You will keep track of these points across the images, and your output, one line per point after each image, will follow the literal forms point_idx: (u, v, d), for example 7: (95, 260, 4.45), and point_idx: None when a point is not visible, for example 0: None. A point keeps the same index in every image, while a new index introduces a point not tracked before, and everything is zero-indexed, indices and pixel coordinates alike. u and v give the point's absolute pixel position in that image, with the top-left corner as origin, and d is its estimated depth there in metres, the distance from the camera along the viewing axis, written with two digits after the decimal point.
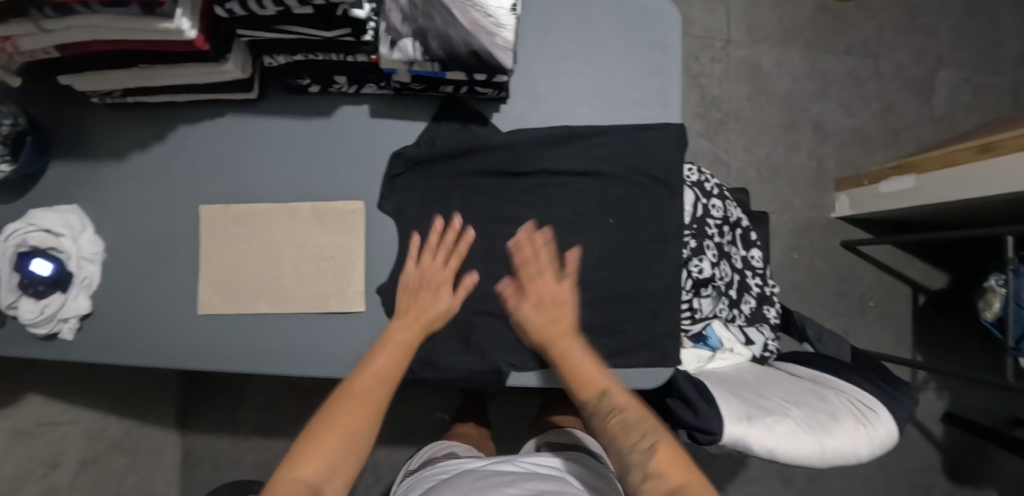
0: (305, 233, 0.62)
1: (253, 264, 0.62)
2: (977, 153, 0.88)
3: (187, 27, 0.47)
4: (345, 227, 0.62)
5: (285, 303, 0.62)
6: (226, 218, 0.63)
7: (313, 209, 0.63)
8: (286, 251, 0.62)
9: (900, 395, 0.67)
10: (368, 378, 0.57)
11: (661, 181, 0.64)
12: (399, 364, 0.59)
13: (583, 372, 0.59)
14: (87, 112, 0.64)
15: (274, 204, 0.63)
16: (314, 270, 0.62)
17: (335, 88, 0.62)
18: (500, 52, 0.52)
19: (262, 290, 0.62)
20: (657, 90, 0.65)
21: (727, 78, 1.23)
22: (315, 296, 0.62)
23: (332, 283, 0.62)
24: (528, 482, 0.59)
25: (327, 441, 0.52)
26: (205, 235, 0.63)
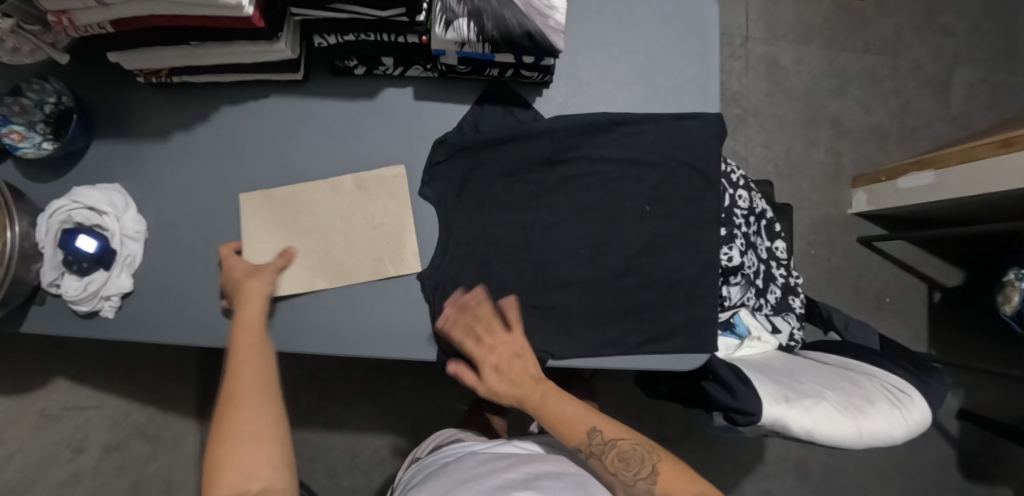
0: (352, 205, 0.62)
1: (302, 238, 0.62)
2: (997, 148, 0.89)
3: (246, 4, 0.48)
4: (390, 195, 0.63)
5: (340, 276, 0.62)
6: (269, 201, 0.62)
7: (354, 179, 0.63)
8: (335, 223, 0.62)
9: (933, 380, 0.68)
10: (244, 365, 0.55)
11: (698, 171, 0.64)
12: (260, 337, 0.57)
13: (561, 416, 0.61)
14: (131, 91, 0.65)
15: (316, 181, 0.63)
16: (366, 239, 0.62)
17: (381, 70, 0.63)
18: (552, 35, 0.53)
19: (314, 264, 0.62)
20: (696, 78, 0.65)
21: (747, 74, 1.25)
22: (372, 265, 0.62)
23: (385, 252, 0.62)
24: (528, 465, 0.60)
25: (241, 447, 0.49)
26: (246, 217, 0.62)
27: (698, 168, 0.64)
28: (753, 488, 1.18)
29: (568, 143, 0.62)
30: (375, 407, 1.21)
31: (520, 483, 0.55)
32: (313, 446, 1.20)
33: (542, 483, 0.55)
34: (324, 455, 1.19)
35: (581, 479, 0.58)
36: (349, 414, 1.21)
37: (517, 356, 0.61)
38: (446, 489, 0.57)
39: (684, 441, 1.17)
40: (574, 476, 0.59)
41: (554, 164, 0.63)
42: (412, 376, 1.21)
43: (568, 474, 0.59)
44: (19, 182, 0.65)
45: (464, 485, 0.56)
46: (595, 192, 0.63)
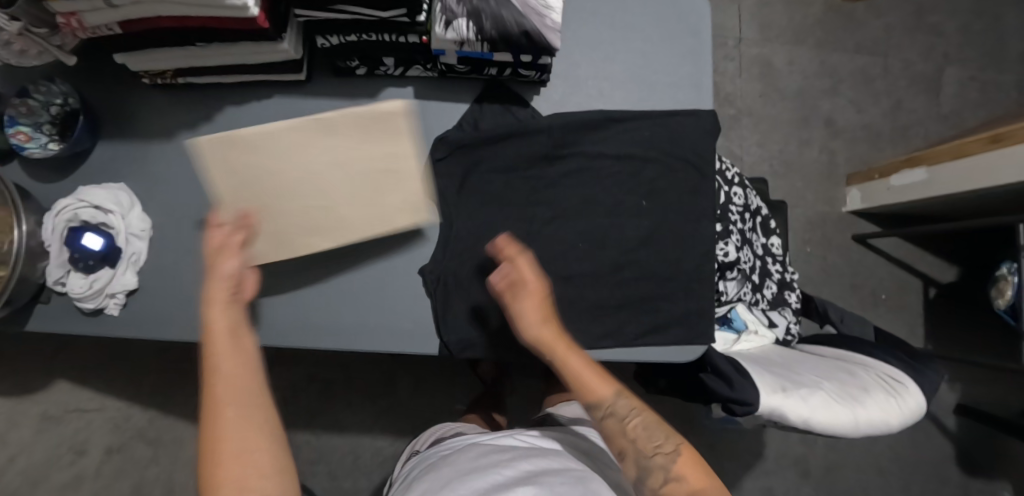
0: (347, 149, 0.57)
1: (295, 192, 0.57)
2: (987, 143, 0.91)
3: (251, 4, 0.49)
4: (388, 135, 0.56)
5: (346, 230, 0.59)
6: (232, 146, 0.55)
7: (344, 118, 0.55)
8: (328, 170, 0.57)
9: (927, 369, 0.69)
10: (221, 368, 0.46)
11: (693, 166, 0.65)
12: (239, 334, 0.49)
13: (586, 376, 0.56)
14: (136, 91, 0.66)
15: (290, 121, 0.55)
16: (369, 189, 0.58)
17: (382, 70, 0.64)
18: (550, 33, 0.54)
19: (310, 223, 0.59)
20: (690, 75, 0.67)
21: (740, 75, 1.27)
22: (378, 215, 0.59)
23: (389, 202, 0.59)
24: (528, 458, 0.60)
25: (230, 463, 0.42)
26: (209, 173, 0.55)
27: (694, 164, 0.65)
28: (753, 485, 1.19)
29: (565, 139, 0.64)
30: (376, 407, 1.21)
31: (520, 479, 0.55)
32: (314, 447, 1.20)
33: (542, 480, 0.55)
34: (326, 456, 1.20)
35: (582, 475, 0.58)
36: (350, 415, 1.21)
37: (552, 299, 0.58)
38: (448, 482, 0.57)
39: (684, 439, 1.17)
40: (574, 473, 0.59)
41: (552, 160, 0.64)
42: (413, 376, 1.22)
43: (568, 470, 0.59)
44: (26, 182, 0.66)
45: (466, 479, 0.56)
46: (593, 187, 0.64)
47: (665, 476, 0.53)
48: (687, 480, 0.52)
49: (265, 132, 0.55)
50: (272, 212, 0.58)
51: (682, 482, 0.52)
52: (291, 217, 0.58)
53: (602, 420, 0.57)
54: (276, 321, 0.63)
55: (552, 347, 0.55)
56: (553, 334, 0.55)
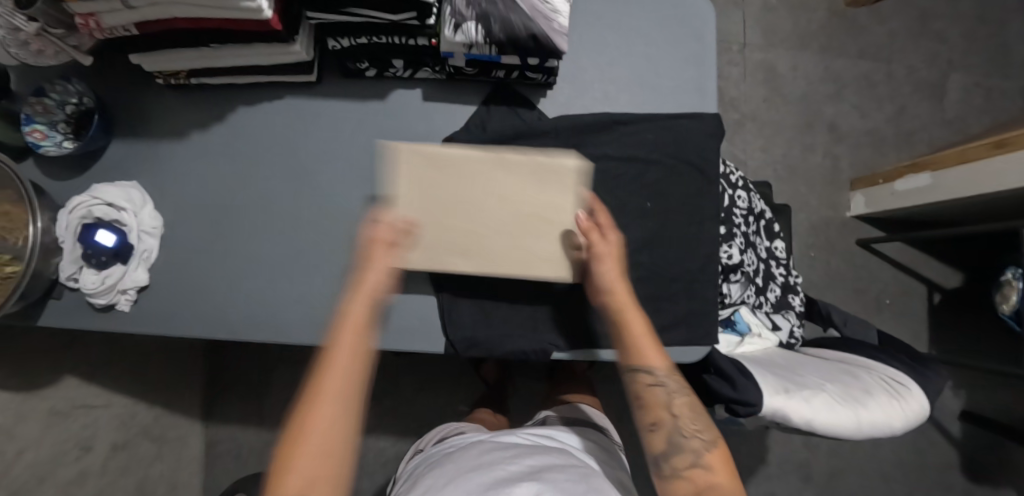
0: (513, 189, 0.57)
1: (456, 220, 0.57)
2: (991, 149, 0.91)
3: (265, 7, 0.51)
4: (558, 185, 0.56)
5: (482, 262, 0.58)
6: (427, 163, 0.55)
7: (525, 161, 0.56)
8: (489, 205, 0.57)
9: (930, 372, 0.70)
10: (342, 364, 0.51)
11: (698, 169, 0.66)
12: (362, 337, 0.53)
13: (646, 342, 0.57)
14: (150, 91, 0.68)
15: (482, 152, 0.56)
16: (519, 231, 0.58)
17: (391, 72, 0.65)
18: (557, 37, 0.55)
19: (460, 247, 0.58)
20: (695, 79, 0.68)
21: (744, 80, 1.27)
22: (519, 259, 0.58)
23: (535, 252, 0.58)
24: (532, 455, 0.61)
25: (310, 452, 0.47)
26: (399, 180, 0.56)
27: (698, 166, 0.66)
28: (756, 489, 1.19)
29: (571, 141, 0.65)
30: (380, 407, 1.22)
31: (523, 475, 0.55)
32: None
33: (545, 476, 0.55)
34: None
35: (587, 472, 0.59)
36: None
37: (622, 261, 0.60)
38: (452, 478, 0.58)
39: None
40: (577, 470, 0.59)
41: None
42: (416, 376, 1.22)
43: (572, 467, 0.59)
44: (41, 180, 0.67)
45: (470, 475, 0.57)
46: (598, 188, 0.65)
47: (693, 459, 0.55)
48: (715, 471, 0.54)
49: (449, 160, 0.55)
50: (433, 230, 0.58)
51: (709, 471, 0.54)
52: (444, 237, 0.58)
53: (647, 386, 0.57)
54: (288, 317, 0.66)
55: (621, 300, 0.57)
56: (626, 292, 0.58)
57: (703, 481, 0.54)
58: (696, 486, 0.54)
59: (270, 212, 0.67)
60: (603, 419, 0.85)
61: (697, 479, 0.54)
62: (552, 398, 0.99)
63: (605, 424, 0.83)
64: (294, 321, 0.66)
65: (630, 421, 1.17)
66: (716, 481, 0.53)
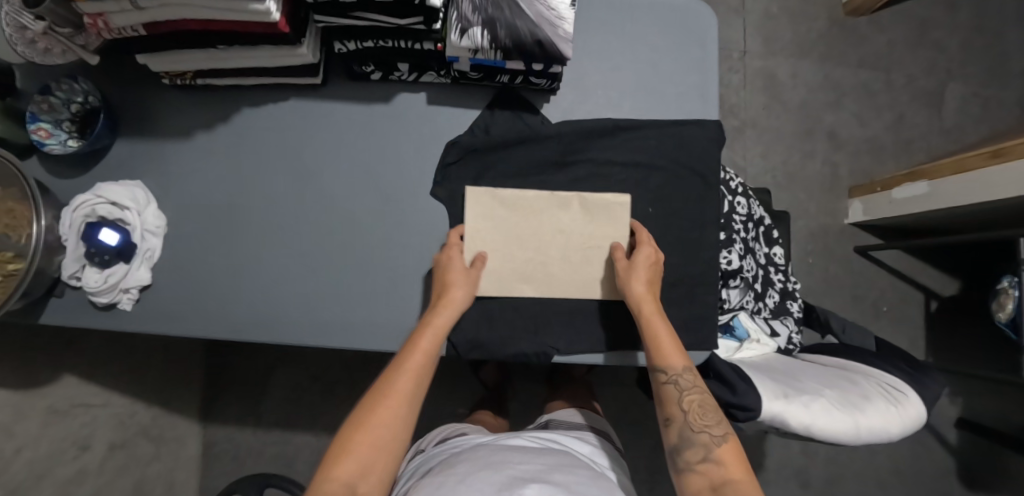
0: (574, 223, 0.64)
1: (521, 249, 0.63)
2: (988, 158, 0.92)
3: (273, 9, 0.51)
4: (612, 220, 0.64)
5: (547, 287, 0.64)
6: (495, 201, 0.63)
7: (581, 199, 0.63)
8: (552, 238, 0.63)
9: (927, 379, 0.70)
10: (412, 369, 0.55)
11: (699, 175, 0.67)
12: (437, 350, 0.57)
13: (662, 340, 0.57)
14: (156, 92, 0.68)
15: (543, 192, 0.63)
16: (581, 259, 0.64)
17: (396, 75, 0.65)
18: (562, 43, 0.56)
19: (528, 274, 0.63)
20: (697, 86, 0.68)
21: (744, 87, 1.29)
22: (581, 283, 0.64)
23: (594, 276, 0.64)
24: (539, 458, 0.61)
25: (368, 444, 0.51)
26: (471, 214, 0.63)
27: (699, 172, 0.67)
28: None
29: (574, 146, 0.65)
30: None
31: (533, 476, 0.55)
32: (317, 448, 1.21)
33: (553, 478, 0.55)
34: None
35: (593, 475, 0.59)
36: None
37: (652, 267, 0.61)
38: (464, 476, 0.57)
39: None
40: (581, 473, 0.59)
41: (561, 167, 0.65)
42: None
43: (578, 469, 0.60)
44: (45, 178, 0.67)
45: (482, 474, 0.56)
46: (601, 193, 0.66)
47: (705, 454, 0.55)
48: (726, 465, 0.53)
49: (512, 200, 0.63)
50: (500, 259, 0.63)
51: (720, 466, 0.54)
52: (508, 265, 0.63)
53: (661, 384, 0.58)
54: (291, 318, 0.66)
55: (642, 306, 0.58)
56: (646, 295, 0.58)
57: (716, 477, 0.53)
58: (708, 481, 0.54)
59: (273, 211, 0.67)
60: (603, 423, 0.85)
61: (710, 474, 0.54)
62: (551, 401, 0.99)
63: (605, 428, 0.83)
64: (293, 320, 0.66)
65: (629, 425, 1.17)
66: (729, 476, 0.53)
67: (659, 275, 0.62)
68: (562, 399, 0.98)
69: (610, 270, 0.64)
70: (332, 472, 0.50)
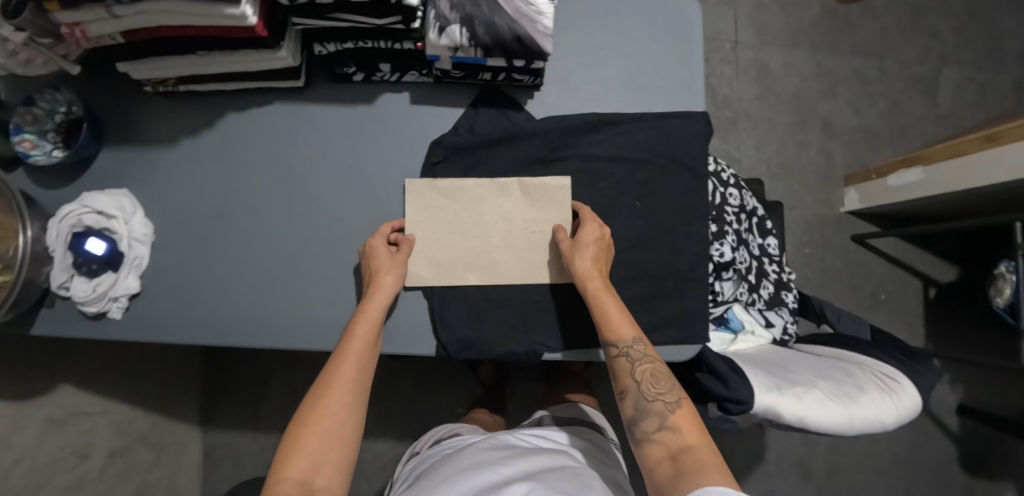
0: (515, 209, 0.64)
1: (463, 239, 0.63)
2: (983, 143, 0.91)
3: (250, 13, 0.51)
4: (552, 203, 0.64)
5: (492, 275, 0.63)
6: (434, 192, 0.64)
7: (519, 184, 0.63)
8: (493, 226, 0.63)
9: (923, 368, 0.69)
10: (348, 360, 0.56)
11: (686, 167, 0.66)
12: (373, 338, 0.58)
13: (614, 315, 0.57)
14: (139, 99, 0.68)
15: (482, 180, 0.64)
16: (525, 244, 0.63)
17: (379, 76, 0.65)
18: (542, 38, 0.55)
19: (472, 263, 0.63)
20: (683, 79, 0.68)
21: (737, 78, 1.28)
22: (526, 268, 0.63)
23: (538, 260, 0.63)
24: (526, 457, 0.61)
25: (319, 439, 0.51)
26: (410, 206, 0.64)
27: (686, 165, 0.66)
28: (754, 488, 1.18)
29: (559, 142, 0.65)
30: (377, 411, 1.21)
31: (519, 477, 0.55)
32: None
33: (540, 476, 0.55)
34: None
35: (581, 472, 0.59)
36: None
37: (599, 244, 0.60)
38: (447, 478, 0.58)
39: None
40: (572, 470, 0.59)
41: (547, 163, 0.65)
42: (413, 379, 1.22)
43: (564, 467, 0.59)
44: (31, 189, 0.67)
45: (465, 474, 0.58)
46: (588, 189, 0.65)
47: (660, 422, 0.54)
48: (681, 432, 0.53)
49: (451, 187, 0.63)
50: (443, 248, 0.63)
51: (676, 433, 0.53)
52: (450, 255, 0.63)
53: (615, 357, 0.58)
54: (285, 321, 0.66)
55: (587, 282, 0.58)
56: (589, 273, 0.58)
57: (673, 444, 0.53)
58: (665, 449, 0.53)
59: (261, 215, 0.67)
60: (598, 419, 0.85)
61: (666, 442, 0.53)
62: (548, 399, 0.99)
63: (601, 424, 0.83)
64: (285, 323, 0.66)
65: None
66: (685, 443, 0.52)
67: (607, 252, 0.61)
68: (559, 396, 0.98)
69: (556, 251, 0.63)
70: (283, 472, 0.50)
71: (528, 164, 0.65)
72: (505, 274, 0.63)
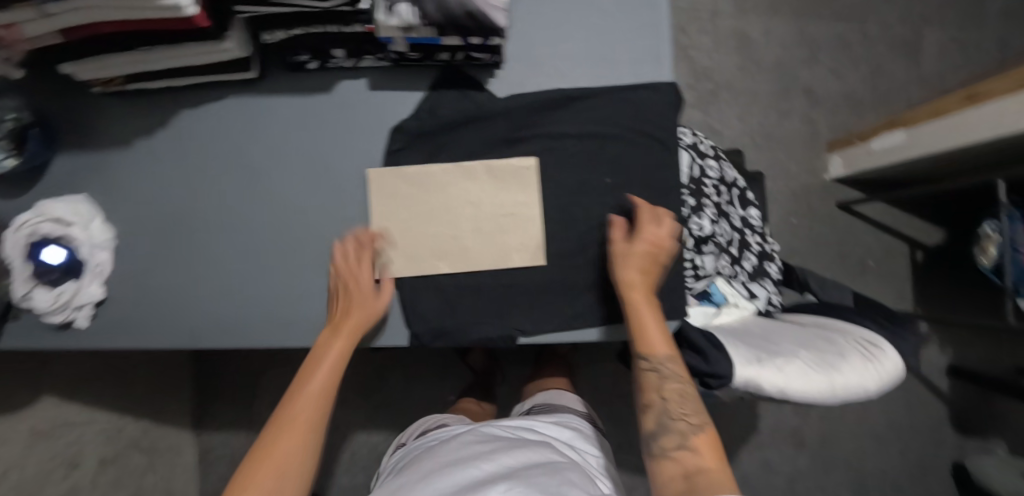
0: (482, 192, 0.62)
1: (431, 224, 0.62)
2: (964, 101, 0.89)
3: (186, 4, 0.48)
4: (520, 185, 0.62)
5: (462, 261, 0.62)
6: (399, 180, 0.62)
7: (485, 167, 0.62)
8: (462, 212, 0.62)
9: (902, 331, 0.69)
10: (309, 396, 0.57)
11: (657, 140, 0.64)
12: (336, 373, 0.59)
13: (652, 328, 0.58)
14: (89, 101, 0.65)
15: (448, 164, 0.62)
16: (495, 229, 0.62)
17: (334, 63, 0.63)
18: (494, 12, 0.53)
19: (441, 249, 0.62)
20: (650, 49, 0.65)
21: (717, 48, 1.25)
22: (497, 252, 0.62)
23: (509, 243, 0.62)
24: (511, 452, 0.60)
25: (274, 474, 0.52)
26: (375, 196, 0.62)
27: (657, 137, 0.64)
28: (748, 459, 1.19)
29: (524, 121, 0.63)
30: (370, 405, 1.21)
31: (502, 476, 0.54)
32: None
33: (521, 474, 0.54)
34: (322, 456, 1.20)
35: (562, 465, 0.58)
36: (342, 413, 1.21)
37: (652, 253, 0.60)
38: (427, 474, 0.57)
39: None
40: (555, 463, 0.59)
41: (512, 143, 0.63)
42: (404, 371, 1.22)
43: (546, 461, 0.59)
44: None
45: (445, 470, 0.57)
46: (556, 168, 0.63)
47: (681, 442, 0.55)
48: (700, 454, 0.53)
49: (416, 174, 0.62)
50: (411, 236, 0.62)
51: (695, 454, 0.53)
52: (419, 244, 0.62)
53: (644, 370, 0.59)
54: (256, 321, 0.65)
55: (631, 292, 0.58)
56: (635, 283, 0.58)
57: (690, 464, 0.52)
58: (681, 468, 0.52)
59: (225, 214, 0.65)
60: (583, 407, 0.85)
61: (683, 461, 0.53)
62: (535, 382, 0.99)
63: (589, 413, 0.84)
64: (255, 324, 0.65)
65: (620, 399, 1.19)
66: (702, 464, 0.52)
67: (660, 267, 0.61)
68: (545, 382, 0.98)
69: (527, 234, 0.62)
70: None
71: (495, 146, 0.63)
72: (475, 260, 0.62)
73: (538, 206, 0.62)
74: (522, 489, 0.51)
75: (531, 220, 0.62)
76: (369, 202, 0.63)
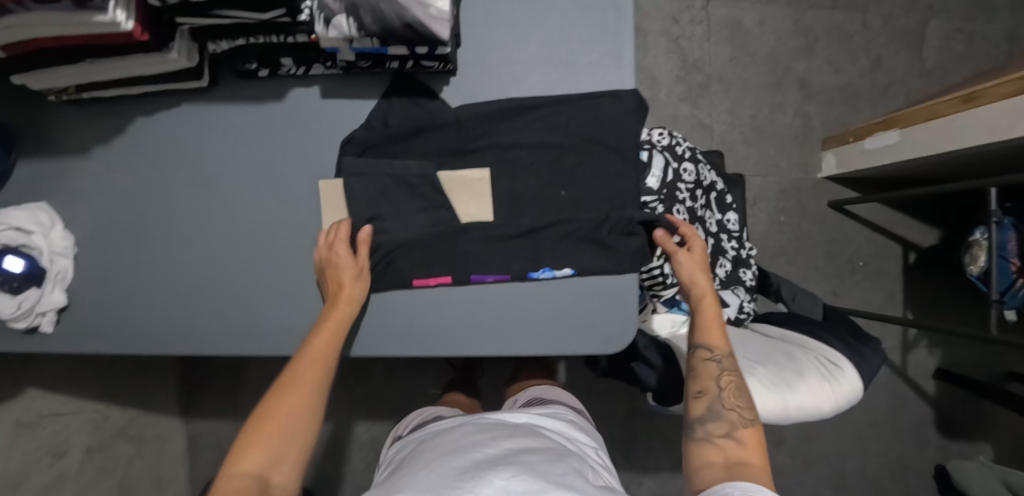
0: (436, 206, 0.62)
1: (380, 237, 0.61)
2: (961, 103, 0.85)
3: (122, 19, 0.47)
4: (475, 195, 0.62)
5: (413, 273, 0.62)
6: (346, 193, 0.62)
7: (440, 180, 0.62)
8: (415, 225, 0.62)
9: (868, 350, 0.67)
10: (309, 359, 0.55)
11: (614, 149, 0.62)
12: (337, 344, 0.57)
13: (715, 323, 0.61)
14: (49, 109, 0.66)
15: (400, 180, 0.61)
16: (445, 242, 0.62)
17: (285, 71, 0.62)
18: (435, 23, 0.51)
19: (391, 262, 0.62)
20: (611, 53, 0.63)
21: (708, 39, 1.20)
22: (448, 265, 0.62)
23: (459, 257, 0.62)
24: (509, 440, 0.57)
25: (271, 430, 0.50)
26: (328, 212, 0.64)
27: (616, 147, 0.62)
28: None
29: (477, 131, 0.62)
30: (351, 396, 1.23)
31: (500, 461, 0.51)
32: None
33: (521, 459, 0.51)
34: None
35: (562, 452, 0.56)
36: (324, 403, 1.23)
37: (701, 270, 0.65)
38: (427, 464, 0.54)
39: (655, 414, 1.19)
40: (557, 451, 0.56)
41: (464, 154, 0.62)
42: (385, 364, 1.23)
43: (547, 449, 0.56)
44: None
45: (445, 458, 0.53)
46: (509, 179, 0.62)
47: (727, 431, 0.54)
48: (745, 447, 0.52)
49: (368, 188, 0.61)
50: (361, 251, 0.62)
51: (739, 445, 0.52)
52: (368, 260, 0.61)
53: (703, 360, 0.59)
54: (214, 330, 0.66)
55: (706, 297, 0.62)
56: (704, 285, 0.63)
57: (732, 454, 0.52)
58: (722, 456, 0.52)
59: (183, 221, 0.66)
60: (576, 399, 0.85)
61: (725, 450, 0.52)
62: (517, 384, 1.00)
63: (580, 407, 0.83)
64: (211, 331, 0.66)
65: (598, 395, 1.19)
66: (746, 457, 0.51)
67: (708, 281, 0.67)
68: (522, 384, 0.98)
69: (478, 247, 0.62)
70: (240, 464, 0.47)
71: (449, 157, 0.62)
72: (424, 271, 0.62)
73: (492, 218, 0.62)
74: (526, 475, 0.48)
75: (484, 231, 0.62)
76: (323, 214, 0.64)
